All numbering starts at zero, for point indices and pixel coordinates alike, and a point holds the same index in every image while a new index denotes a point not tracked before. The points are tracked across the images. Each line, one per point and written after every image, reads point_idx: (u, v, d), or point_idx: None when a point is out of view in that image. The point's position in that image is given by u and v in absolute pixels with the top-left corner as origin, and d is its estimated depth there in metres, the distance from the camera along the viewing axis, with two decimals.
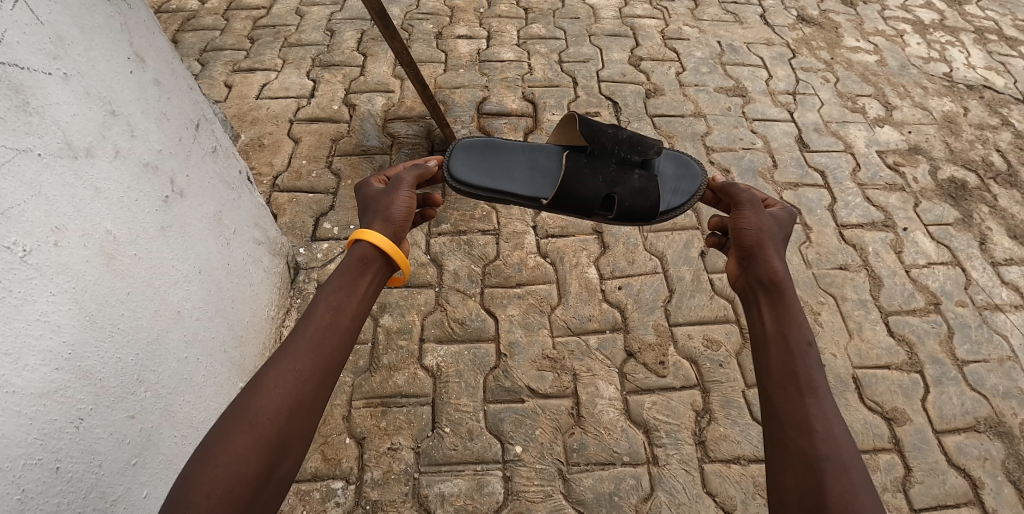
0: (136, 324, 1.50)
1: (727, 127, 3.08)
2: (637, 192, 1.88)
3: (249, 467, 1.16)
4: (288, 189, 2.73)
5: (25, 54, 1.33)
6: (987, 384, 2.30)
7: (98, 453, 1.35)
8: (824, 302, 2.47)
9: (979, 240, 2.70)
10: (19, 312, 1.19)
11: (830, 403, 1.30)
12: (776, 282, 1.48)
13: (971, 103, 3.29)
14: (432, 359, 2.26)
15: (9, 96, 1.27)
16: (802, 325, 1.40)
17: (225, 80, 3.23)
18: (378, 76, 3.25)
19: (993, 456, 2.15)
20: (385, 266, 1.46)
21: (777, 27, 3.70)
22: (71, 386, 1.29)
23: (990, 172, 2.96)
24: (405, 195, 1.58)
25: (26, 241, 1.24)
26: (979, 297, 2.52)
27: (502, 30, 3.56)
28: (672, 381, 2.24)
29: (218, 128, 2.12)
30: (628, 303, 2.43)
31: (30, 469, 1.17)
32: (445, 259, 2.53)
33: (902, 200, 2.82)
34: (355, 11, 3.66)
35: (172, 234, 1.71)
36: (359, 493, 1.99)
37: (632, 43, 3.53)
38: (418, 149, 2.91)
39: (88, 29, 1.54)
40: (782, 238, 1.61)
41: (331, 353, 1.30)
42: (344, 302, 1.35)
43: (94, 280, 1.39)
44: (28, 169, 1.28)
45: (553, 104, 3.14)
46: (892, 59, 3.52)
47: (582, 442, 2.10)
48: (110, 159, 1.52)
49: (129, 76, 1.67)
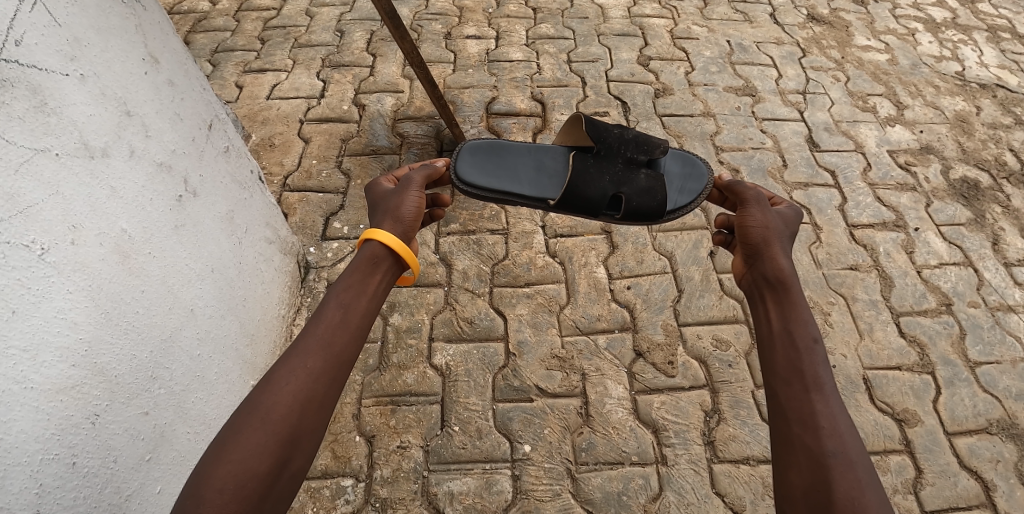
0: (150, 322, 1.52)
1: (737, 127, 3.08)
2: (644, 191, 1.88)
3: (261, 464, 1.17)
4: (298, 189, 2.74)
5: (44, 55, 1.35)
6: (1000, 385, 2.28)
7: (114, 449, 1.37)
8: (834, 302, 2.46)
9: (992, 240, 2.68)
10: (38, 309, 1.21)
11: (837, 401, 1.30)
12: (781, 279, 1.47)
13: (984, 102, 3.27)
14: (441, 358, 2.27)
15: (28, 97, 1.29)
16: (808, 322, 1.40)
17: (236, 81, 3.26)
18: (387, 76, 3.27)
19: (1005, 458, 2.13)
20: (394, 265, 1.47)
21: (787, 26, 3.68)
22: (88, 383, 1.30)
23: (1003, 172, 2.94)
24: (415, 195, 1.59)
25: (44, 239, 1.26)
26: (992, 298, 2.50)
27: (511, 30, 3.57)
28: (681, 381, 2.24)
29: (231, 128, 2.14)
30: (637, 303, 2.43)
31: (48, 464, 1.19)
32: (454, 259, 2.53)
33: (913, 199, 2.80)
34: (365, 11, 3.68)
35: (185, 233, 1.72)
36: (369, 490, 2.00)
37: (641, 42, 3.53)
38: (427, 149, 2.92)
39: (104, 30, 1.56)
40: (788, 235, 1.61)
41: (341, 351, 1.31)
42: (354, 300, 1.36)
43: (110, 278, 1.40)
44: (46, 168, 1.30)
45: (562, 104, 3.15)
46: (904, 58, 3.50)
47: (591, 441, 2.11)
48: (126, 159, 1.54)
49: (144, 76, 1.68)
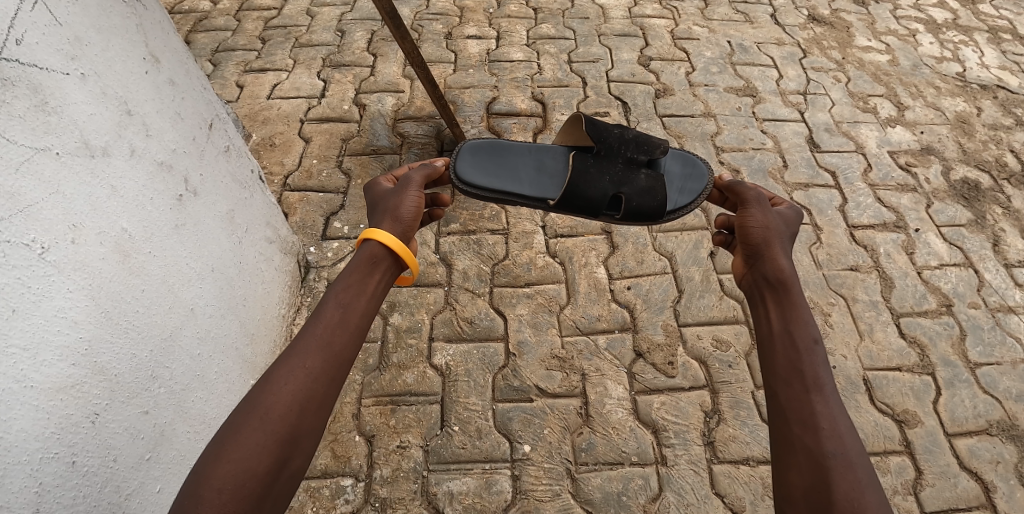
0: (150, 321, 1.52)
1: (737, 127, 3.08)
2: (645, 191, 1.88)
3: (260, 463, 1.17)
4: (299, 189, 2.75)
5: (45, 54, 1.35)
6: (1001, 386, 2.28)
7: (114, 448, 1.37)
8: (834, 303, 2.46)
9: (993, 241, 2.68)
10: (38, 308, 1.21)
11: (837, 401, 1.30)
12: (782, 280, 1.47)
13: (985, 103, 3.26)
14: (441, 358, 2.27)
15: (29, 96, 1.29)
16: (808, 323, 1.40)
17: (237, 81, 3.26)
18: (388, 76, 3.27)
19: (1005, 459, 2.13)
20: (394, 265, 1.47)
21: (787, 26, 3.68)
22: (88, 382, 1.30)
23: (1004, 173, 2.93)
24: (414, 195, 1.59)
25: (44, 238, 1.26)
26: (993, 299, 2.50)
27: (511, 30, 3.57)
28: (681, 381, 2.24)
29: (231, 127, 2.14)
30: (638, 303, 2.43)
31: (48, 463, 1.19)
32: (455, 258, 2.54)
33: (914, 200, 2.80)
34: (366, 11, 3.68)
35: (185, 232, 1.72)
36: (368, 490, 2.00)
37: (642, 42, 3.53)
38: (428, 149, 2.92)
39: (105, 30, 1.56)
40: (788, 235, 1.61)
41: (340, 350, 1.31)
42: (353, 300, 1.36)
43: (110, 277, 1.40)
44: (47, 167, 1.30)
45: (563, 104, 3.15)
46: (905, 59, 3.50)
47: (591, 441, 2.11)
48: (126, 158, 1.54)
49: (145, 75, 1.69)
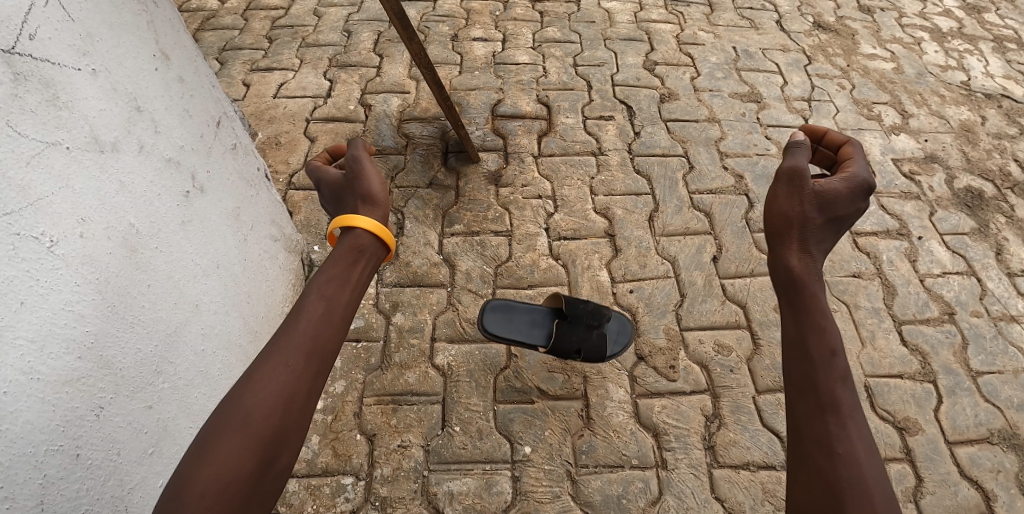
0: (155, 316, 1.53)
1: (741, 133, 3.08)
2: (597, 346, 2.21)
3: (243, 464, 1.17)
4: (303, 188, 2.76)
5: (58, 49, 1.37)
6: (1002, 395, 2.28)
7: (118, 442, 1.38)
8: (836, 310, 2.46)
9: (995, 249, 2.68)
10: (46, 301, 1.22)
11: (855, 424, 1.30)
12: (801, 287, 1.45)
13: (989, 112, 3.27)
14: (443, 358, 2.27)
15: (42, 91, 1.30)
16: (830, 338, 1.39)
17: (244, 79, 3.27)
18: (393, 77, 3.28)
19: (1006, 468, 2.13)
20: (374, 255, 1.47)
21: (792, 33, 3.69)
22: (93, 376, 1.31)
23: (1007, 182, 2.94)
24: (376, 173, 1.56)
25: (54, 232, 1.27)
26: (995, 308, 2.50)
27: (517, 33, 3.59)
28: (683, 385, 2.25)
29: (239, 126, 2.15)
30: (640, 306, 2.44)
31: (52, 455, 1.20)
32: (458, 259, 2.54)
33: (917, 208, 2.81)
34: (373, 12, 3.70)
35: (192, 229, 1.74)
36: (369, 489, 2.00)
37: (647, 47, 3.54)
38: (433, 150, 2.93)
39: (117, 26, 1.57)
40: (819, 226, 1.53)
41: (322, 347, 1.32)
42: (334, 296, 1.37)
43: (116, 272, 1.41)
44: (57, 161, 1.31)
45: (567, 107, 3.16)
46: (910, 67, 3.50)
47: (592, 443, 2.11)
48: (135, 154, 1.55)
49: (154, 72, 1.69)
